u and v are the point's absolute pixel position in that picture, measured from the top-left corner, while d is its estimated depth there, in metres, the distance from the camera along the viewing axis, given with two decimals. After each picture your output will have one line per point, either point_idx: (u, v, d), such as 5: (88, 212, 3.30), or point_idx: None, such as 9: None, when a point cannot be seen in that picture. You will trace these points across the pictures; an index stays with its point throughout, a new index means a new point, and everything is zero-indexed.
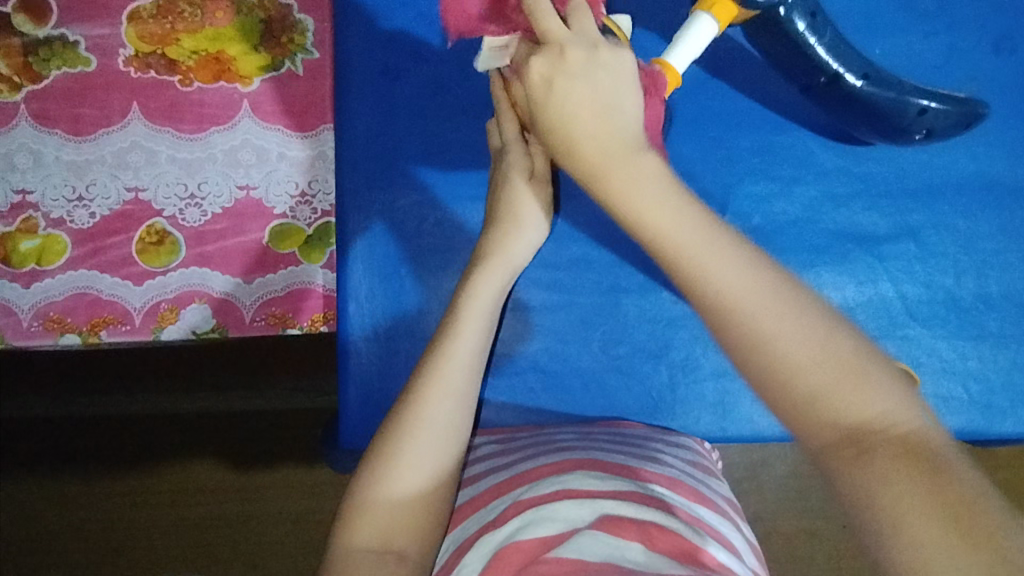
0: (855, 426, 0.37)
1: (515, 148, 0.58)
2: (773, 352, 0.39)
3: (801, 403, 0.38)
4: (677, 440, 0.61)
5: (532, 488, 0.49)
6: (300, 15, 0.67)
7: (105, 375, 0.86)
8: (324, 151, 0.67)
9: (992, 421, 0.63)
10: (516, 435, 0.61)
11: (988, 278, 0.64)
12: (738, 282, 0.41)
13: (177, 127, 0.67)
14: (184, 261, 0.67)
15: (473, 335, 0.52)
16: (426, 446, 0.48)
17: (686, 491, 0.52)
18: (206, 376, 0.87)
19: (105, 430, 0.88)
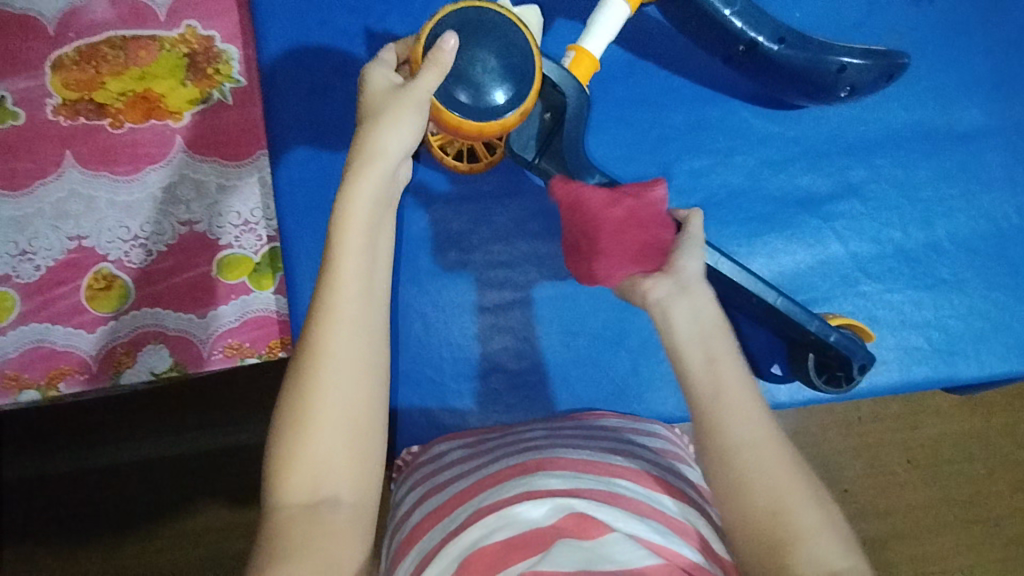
0: (780, 500, 0.43)
1: (376, 66, 0.49)
2: (751, 464, 0.44)
3: (737, 492, 0.44)
4: (648, 428, 0.61)
5: (495, 493, 0.48)
6: (223, 45, 0.67)
7: (86, 427, 0.86)
8: (262, 177, 0.67)
9: (955, 368, 0.63)
10: (483, 438, 0.60)
11: (935, 226, 0.64)
12: (746, 429, 0.45)
13: (112, 170, 0.66)
14: (135, 303, 0.66)
15: (358, 255, 0.45)
16: (333, 384, 0.43)
17: (653, 481, 0.51)
18: (187, 416, 0.87)
19: (85, 483, 0.87)
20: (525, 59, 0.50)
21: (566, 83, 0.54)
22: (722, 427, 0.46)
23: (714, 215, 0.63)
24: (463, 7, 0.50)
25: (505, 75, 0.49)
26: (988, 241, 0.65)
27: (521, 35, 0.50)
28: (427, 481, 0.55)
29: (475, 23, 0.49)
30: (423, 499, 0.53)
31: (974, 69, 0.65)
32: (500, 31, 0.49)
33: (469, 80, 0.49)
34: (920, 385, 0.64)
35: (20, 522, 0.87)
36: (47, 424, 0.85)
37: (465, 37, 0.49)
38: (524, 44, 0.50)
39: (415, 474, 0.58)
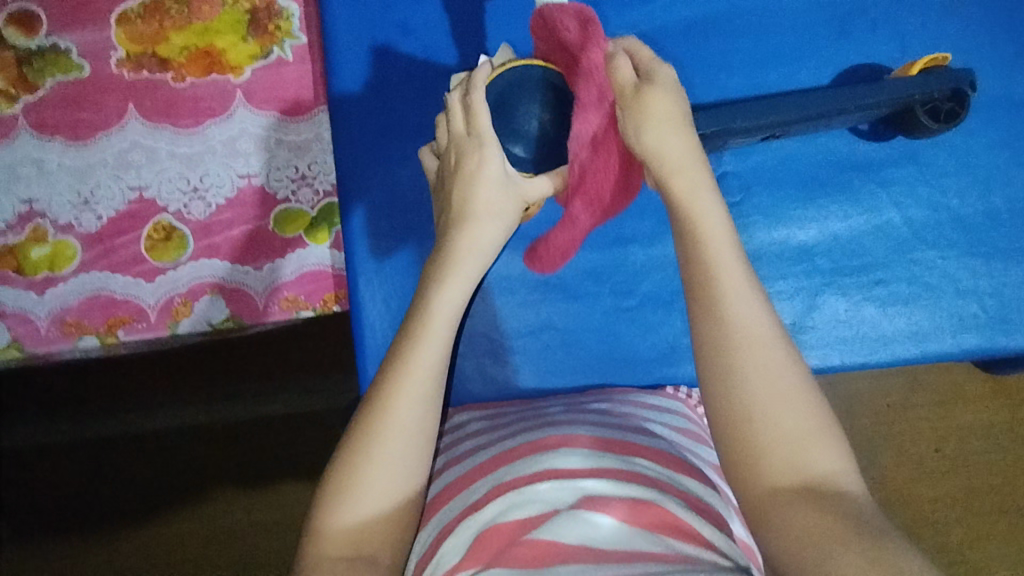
0: (811, 482, 0.38)
1: (494, 148, 0.45)
2: (744, 359, 0.40)
3: (748, 422, 0.39)
4: (665, 405, 0.60)
5: (514, 470, 0.47)
6: (284, 2, 0.68)
7: (133, 384, 0.88)
8: (320, 133, 0.68)
9: (1009, 337, 0.63)
10: (505, 411, 0.60)
11: (992, 195, 0.64)
12: (759, 349, 0.40)
13: (174, 123, 0.67)
14: (194, 254, 0.67)
15: (485, 234, 0.47)
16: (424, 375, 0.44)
17: (675, 463, 0.50)
18: (234, 378, 0.88)
19: (132, 440, 0.89)
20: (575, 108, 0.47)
21: None
22: (704, 313, 0.42)
23: (768, 177, 0.64)
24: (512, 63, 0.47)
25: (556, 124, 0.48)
26: None
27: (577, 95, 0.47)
28: (449, 455, 0.55)
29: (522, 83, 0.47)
30: (443, 468, 0.54)
31: None
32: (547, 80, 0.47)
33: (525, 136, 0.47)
34: (974, 355, 0.64)
35: (65, 475, 0.89)
36: (97, 378, 0.87)
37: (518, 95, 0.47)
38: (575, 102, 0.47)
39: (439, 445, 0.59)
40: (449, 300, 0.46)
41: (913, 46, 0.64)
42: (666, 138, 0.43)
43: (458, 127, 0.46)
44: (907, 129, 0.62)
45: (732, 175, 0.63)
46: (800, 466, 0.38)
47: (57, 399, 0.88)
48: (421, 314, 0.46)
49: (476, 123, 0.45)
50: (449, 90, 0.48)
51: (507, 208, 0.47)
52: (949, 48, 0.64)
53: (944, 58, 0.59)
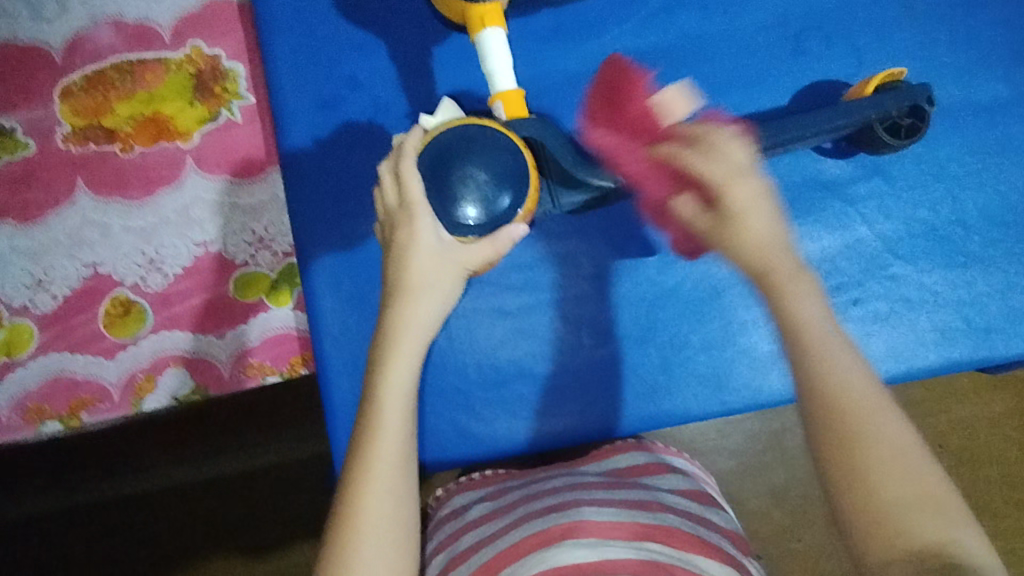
0: (927, 560, 0.37)
1: (423, 216, 0.42)
2: (881, 455, 0.40)
3: (859, 480, 0.40)
4: (672, 466, 0.62)
5: (523, 570, 0.49)
6: (229, 63, 0.67)
7: (108, 456, 0.85)
8: (274, 193, 0.66)
9: (995, 347, 0.62)
10: (507, 486, 0.61)
11: (963, 203, 0.63)
12: (831, 338, 0.45)
13: (125, 195, 0.66)
14: (154, 327, 0.65)
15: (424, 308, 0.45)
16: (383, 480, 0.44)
17: (688, 541, 0.51)
18: (211, 440, 0.86)
19: (112, 514, 0.86)
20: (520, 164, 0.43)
21: (537, 128, 0.52)
22: (779, 295, 0.47)
23: None
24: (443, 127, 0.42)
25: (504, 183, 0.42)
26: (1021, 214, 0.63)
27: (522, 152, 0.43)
28: (454, 549, 0.55)
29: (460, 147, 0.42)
30: (449, 568, 0.54)
31: (994, 42, 0.63)
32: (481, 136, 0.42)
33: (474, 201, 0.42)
34: (959, 367, 0.62)
35: (48, 558, 0.86)
36: (70, 456, 0.85)
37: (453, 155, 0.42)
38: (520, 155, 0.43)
39: (441, 537, 0.58)
40: (398, 395, 0.45)
41: (871, 60, 0.62)
42: (755, 241, 0.48)
43: (390, 200, 0.44)
44: (866, 144, 0.61)
45: None
46: (921, 511, 0.39)
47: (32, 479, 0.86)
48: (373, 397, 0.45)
49: (405, 194, 0.42)
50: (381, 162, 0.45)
51: (441, 280, 0.44)
52: (906, 58, 0.63)
53: (900, 75, 0.58)
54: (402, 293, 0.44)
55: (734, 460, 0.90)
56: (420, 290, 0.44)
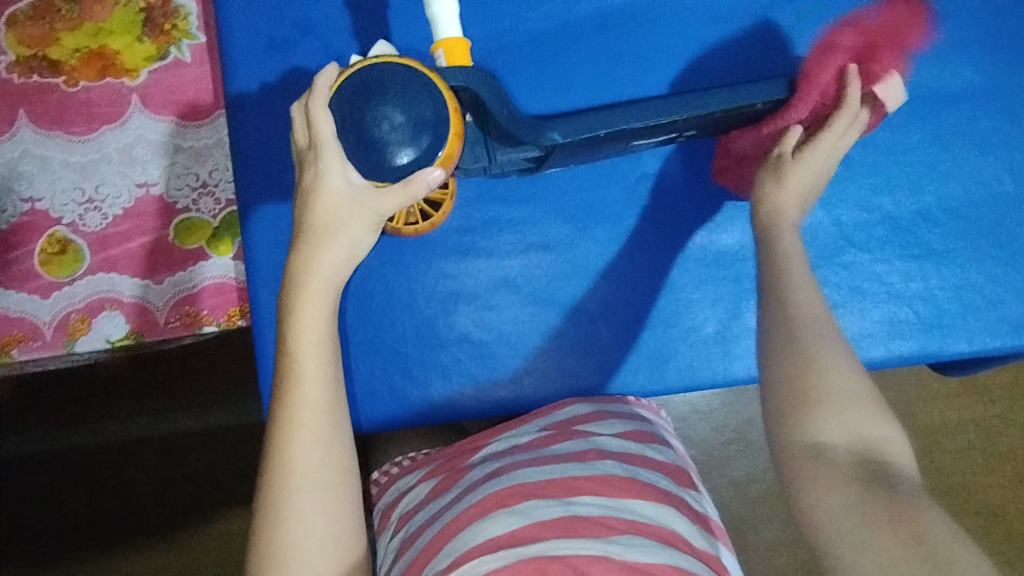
0: (853, 446, 0.40)
1: (330, 155, 0.42)
2: (821, 368, 0.42)
3: (798, 375, 0.43)
4: (616, 409, 0.57)
5: (459, 546, 0.45)
6: (181, 0, 0.65)
7: (76, 402, 0.87)
8: (221, 138, 0.65)
9: (945, 343, 0.60)
10: (455, 453, 0.56)
11: (925, 193, 0.61)
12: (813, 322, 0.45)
13: (67, 130, 0.64)
14: (91, 268, 0.64)
15: (341, 241, 0.44)
16: (307, 420, 0.42)
17: (624, 488, 0.47)
18: (178, 392, 0.87)
19: (70, 458, 0.87)
20: (435, 102, 0.41)
21: (467, 77, 0.49)
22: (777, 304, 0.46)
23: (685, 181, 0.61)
24: (355, 66, 0.42)
25: (418, 123, 0.41)
26: (983, 207, 0.61)
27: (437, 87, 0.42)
28: (400, 541, 0.51)
29: (368, 84, 0.41)
30: (399, 554, 0.50)
31: (969, 28, 0.61)
32: (394, 77, 0.41)
33: (390, 144, 0.41)
34: (909, 360, 0.61)
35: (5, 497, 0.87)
36: (37, 397, 0.86)
37: (364, 96, 0.41)
38: (434, 91, 0.41)
39: (390, 522, 0.54)
40: (314, 344, 0.44)
41: None
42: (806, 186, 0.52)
43: (300, 141, 0.44)
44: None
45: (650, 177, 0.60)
46: (852, 435, 0.40)
47: None
48: (288, 342, 0.44)
49: (312, 133, 0.42)
50: (294, 103, 0.46)
51: (351, 222, 0.43)
52: None
53: (862, 51, 0.57)
54: (310, 238, 0.44)
55: (692, 448, 0.89)
56: (328, 232, 0.43)
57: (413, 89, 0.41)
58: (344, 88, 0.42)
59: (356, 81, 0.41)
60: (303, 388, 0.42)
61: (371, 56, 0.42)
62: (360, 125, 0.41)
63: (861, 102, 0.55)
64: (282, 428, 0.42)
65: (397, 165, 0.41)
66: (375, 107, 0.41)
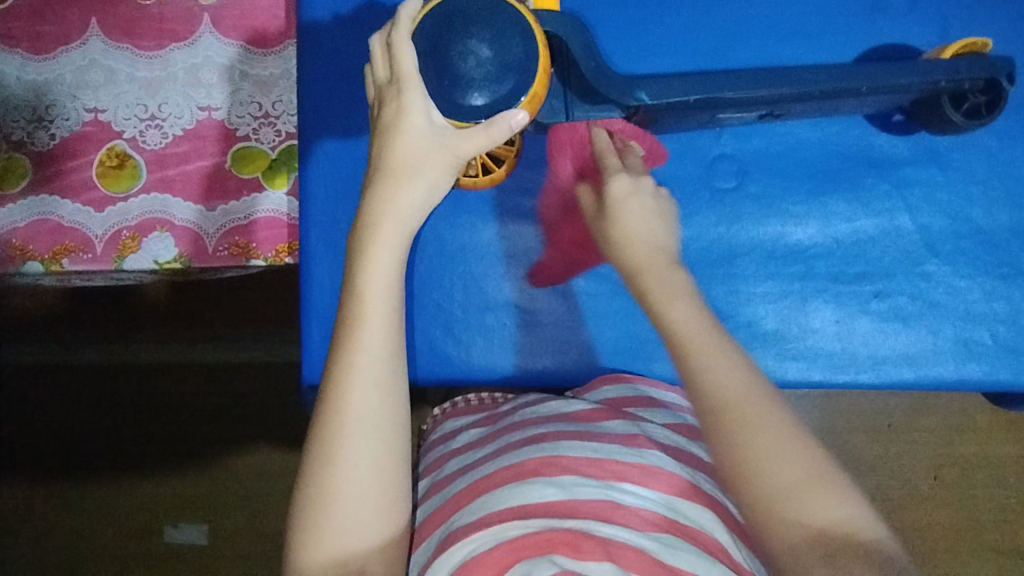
0: (828, 537, 0.37)
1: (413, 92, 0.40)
2: (757, 449, 0.40)
3: (744, 470, 0.40)
4: (664, 402, 0.55)
5: (486, 505, 0.44)
6: None
7: (116, 318, 0.88)
8: (288, 69, 0.63)
9: (1021, 371, 0.56)
10: (499, 411, 0.56)
11: (1022, 209, 0.57)
12: (732, 385, 0.42)
13: (136, 44, 0.63)
14: (146, 187, 0.63)
15: (421, 184, 0.42)
16: (368, 358, 0.41)
17: (670, 483, 0.45)
18: (214, 322, 0.87)
19: (107, 373, 0.89)
20: (525, 44, 0.40)
21: (565, 26, 0.49)
22: (729, 424, 0.41)
23: (768, 165, 0.57)
24: None
25: (504, 63, 0.40)
26: None
27: (519, 15, 0.40)
28: (435, 478, 0.52)
29: (449, 17, 0.40)
30: (428, 495, 0.51)
31: None
32: (484, 13, 0.40)
33: (471, 84, 0.40)
34: (978, 386, 0.57)
35: (42, 402, 0.89)
36: (80, 309, 0.88)
37: (448, 29, 0.39)
38: (525, 31, 0.40)
39: (430, 461, 0.55)
40: (381, 282, 0.42)
41: (955, 29, 0.55)
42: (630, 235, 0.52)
43: (380, 74, 0.42)
44: (928, 120, 0.55)
45: (728, 158, 0.57)
46: (826, 518, 0.38)
47: (39, 323, 0.89)
48: (358, 277, 0.42)
49: (395, 64, 0.40)
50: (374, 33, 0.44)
51: (426, 166, 0.42)
52: (998, 36, 0.56)
53: (983, 46, 0.52)
54: (388, 177, 0.42)
55: None
56: (409, 171, 0.41)
57: (501, 28, 0.40)
58: (430, 19, 0.40)
59: (439, 13, 0.40)
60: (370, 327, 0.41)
61: None
62: (440, 61, 0.40)
63: (953, 102, 0.52)
64: (341, 372, 0.41)
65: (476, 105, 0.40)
66: (458, 44, 0.39)
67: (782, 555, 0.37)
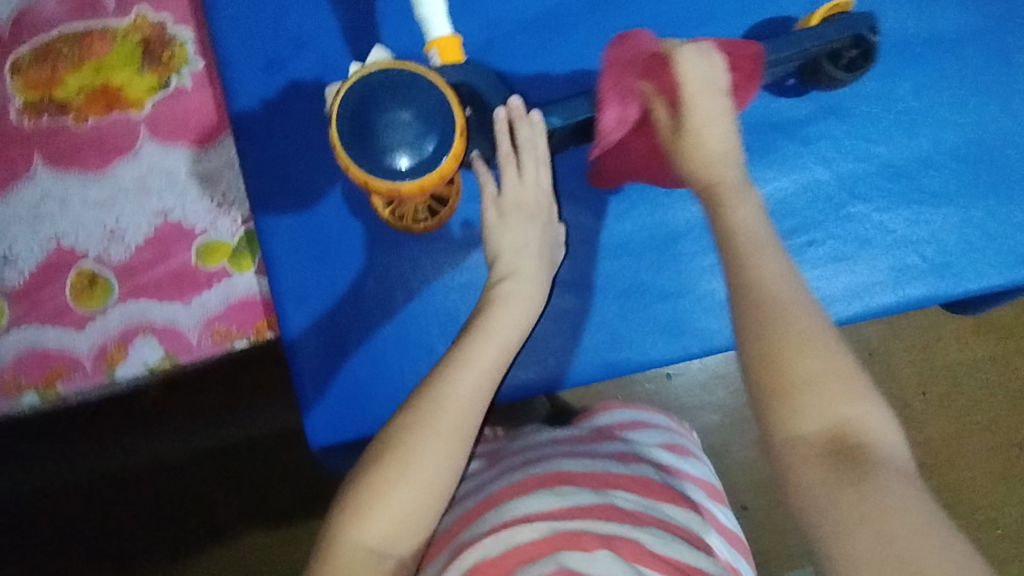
0: (842, 441, 0.37)
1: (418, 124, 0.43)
2: (810, 374, 0.38)
3: (772, 369, 0.39)
4: (649, 421, 0.61)
5: (495, 515, 0.47)
6: (176, 29, 0.67)
7: (116, 424, 0.90)
8: (230, 159, 0.67)
9: (953, 284, 0.62)
10: (500, 446, 0.59)
11: (920, 138, 0.62)
12: (775, 281, 0.41)
13: (82, 168, 0.66)
14: (121, 298, 0.66)
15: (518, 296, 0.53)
16: (459, 399, 0.46)
17: (659, 491, 0.51)
18: (214, 406, 0.89)
19: (119, 478, 0.90)
20: (436, 100, 0.44)
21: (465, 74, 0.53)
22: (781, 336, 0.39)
23: None
24: (352, 79, 0.43)
25: (423, 122, 0.43)
26: (977, 148, 0.62)
27: (431, 83, 0.44)
28: None
29: (368, 93, 0.43)
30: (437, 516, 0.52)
31: None
32: (395, 84, 0.43)
33: (400, 147, 0.43)
34: (918, 304, 0.62)
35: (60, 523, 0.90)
36: (82, 422, 0.90)
37: (365, 108, 0.43)
38: (433, 90, 0.44)
39: None
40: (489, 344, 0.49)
41: None
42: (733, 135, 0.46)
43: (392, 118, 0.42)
44: (819, 81, 0.59)
45: None
46: (830, 425, 0.37)
47: (42, 447, 0.90)
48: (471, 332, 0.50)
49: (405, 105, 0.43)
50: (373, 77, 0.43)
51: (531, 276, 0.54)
52: None
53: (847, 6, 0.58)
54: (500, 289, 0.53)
55: (719, 411, 0.89)
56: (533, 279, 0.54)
57: (411, 93, 0.43)
58: (348, 101, 0.43)
59: (352, 95, 0.43)
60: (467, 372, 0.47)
61: (360, 69, 0.44)
62: (365, 139, 0.43)
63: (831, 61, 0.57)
64: (430, 398, 0.46)
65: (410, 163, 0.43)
66: (378, 118, 0.42)
67: (799, 443, 0.37)
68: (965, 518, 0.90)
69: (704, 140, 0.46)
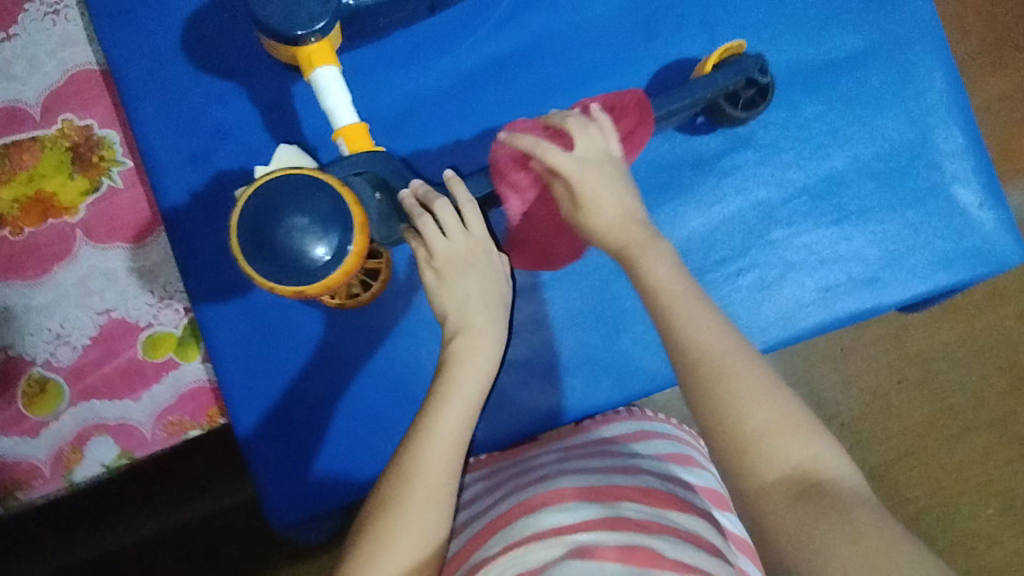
0: (800, 474, 0.41)
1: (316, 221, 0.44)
2: (759, 428, 0.42)
3: (726, 408, 0.43)
4: (657, 428, 0.61)
5: (494, 544, 0.48)
6: (103, 132, 0.68)
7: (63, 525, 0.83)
8: (167, 252, 0.68)
9: (882, 295, 0.63)
10: (503, 464, 0.60)
11: (831, 159, 0.64)
12: (706, 338, 0.45)
13: (22, 277, 0.67)
14: (72, 400, 0.67)
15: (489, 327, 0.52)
16: (437, 441, 0.47)
17: (664, 500, 0.50)
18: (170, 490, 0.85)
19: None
20: (333, 198, 0.45)
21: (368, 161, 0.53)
22: (714, 383, 0.43)
23: None
24: (247, 193, 0.45)
25: (323, 221, 0.45)
26: (887, 163, 0.64)
27: (320, 180, 0.45)
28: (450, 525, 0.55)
29: (263, 205, 0.44)
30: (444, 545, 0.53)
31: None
32: (289, 191, 0.45)
33: (304, 250, 0.44)
34: (850, 319, 0.63)
35: None
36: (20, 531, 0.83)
37: (264, 220, 0.44)
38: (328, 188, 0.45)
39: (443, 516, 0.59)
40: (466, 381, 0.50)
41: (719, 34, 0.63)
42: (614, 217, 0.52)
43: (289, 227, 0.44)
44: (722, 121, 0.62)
45: None
46: (787, 462, 0.41)
47: None
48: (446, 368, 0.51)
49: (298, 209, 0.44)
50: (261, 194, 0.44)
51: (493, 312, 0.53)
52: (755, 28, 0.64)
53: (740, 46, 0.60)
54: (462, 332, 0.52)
55: None
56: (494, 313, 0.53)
57: (306, 196, 0.45)
58: (246, 216, 0.44)
59: (249, 208, 0.44)
60: (445, 419, 0.48)
61: (255, 181, 0.45)
62: (268, 250, 0.44)
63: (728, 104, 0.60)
64: (414, 442, 0.48)
65: (318, 261, 0.45)
66: (277, 227, 0.44)
67: (763, 482, 0.41)
68: (953, 510, 0.89)
69: (601, 206, 0.52)
